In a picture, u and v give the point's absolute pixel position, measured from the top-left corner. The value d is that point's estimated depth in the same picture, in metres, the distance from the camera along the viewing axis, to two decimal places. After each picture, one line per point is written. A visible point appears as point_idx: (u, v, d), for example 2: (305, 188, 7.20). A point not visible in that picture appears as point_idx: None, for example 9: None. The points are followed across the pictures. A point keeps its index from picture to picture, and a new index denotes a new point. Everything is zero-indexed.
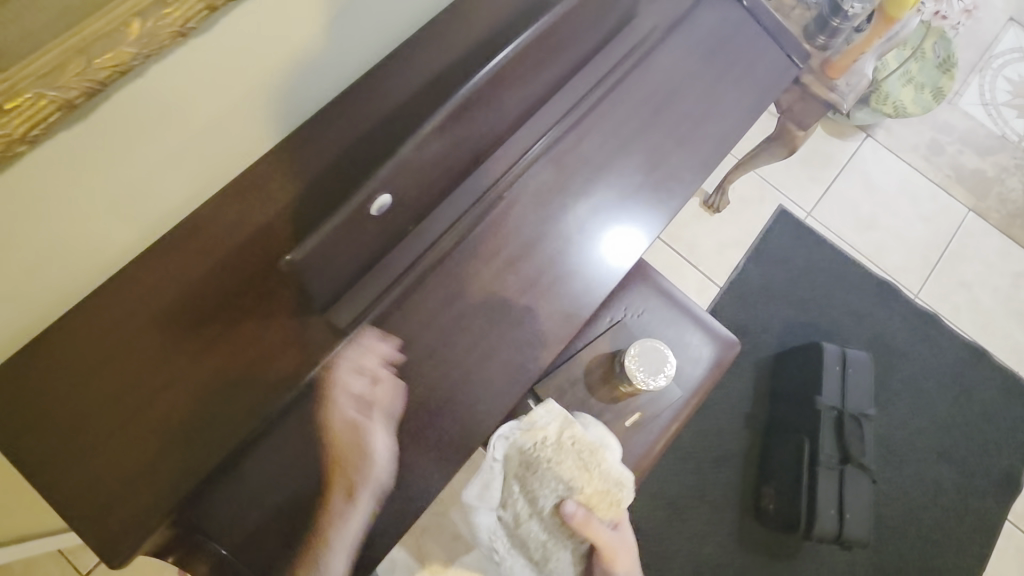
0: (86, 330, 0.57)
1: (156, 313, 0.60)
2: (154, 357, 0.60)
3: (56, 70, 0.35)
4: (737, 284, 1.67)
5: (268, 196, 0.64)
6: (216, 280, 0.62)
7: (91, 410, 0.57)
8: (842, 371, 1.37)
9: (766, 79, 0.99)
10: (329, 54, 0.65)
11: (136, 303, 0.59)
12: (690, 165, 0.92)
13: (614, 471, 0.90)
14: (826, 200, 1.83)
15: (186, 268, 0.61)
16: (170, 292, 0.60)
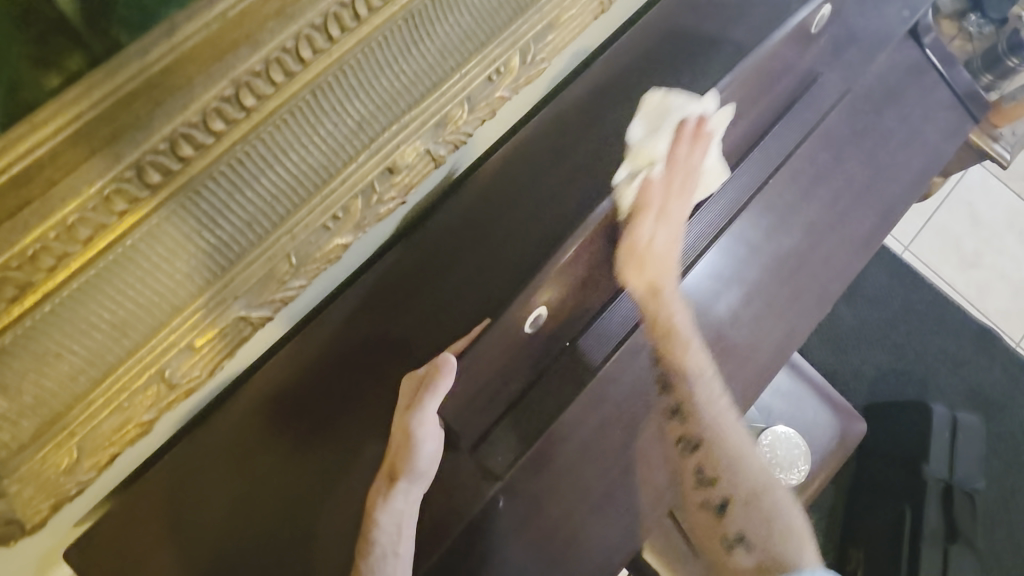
0: (205, 463, 0.52)
1: (272, 435, 0.53)
2: (264, 495, 0.52)
3: (260, 288, 0.46)
4: (827, 325, 1.54)
5: (409, 297, 0.58)
6: (337, 393, 0.55)
7: (206, 561, 0.51)
8: (951, 436, 1.28)
9: (941, 135, 0.85)
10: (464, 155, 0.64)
11: (259, 427, 0.53)
12: (853, 241, 0.79)
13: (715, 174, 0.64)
14: (926, 233, 1.67)
15: (308, 378, 0.55)
16: (290, 410, 0.54)
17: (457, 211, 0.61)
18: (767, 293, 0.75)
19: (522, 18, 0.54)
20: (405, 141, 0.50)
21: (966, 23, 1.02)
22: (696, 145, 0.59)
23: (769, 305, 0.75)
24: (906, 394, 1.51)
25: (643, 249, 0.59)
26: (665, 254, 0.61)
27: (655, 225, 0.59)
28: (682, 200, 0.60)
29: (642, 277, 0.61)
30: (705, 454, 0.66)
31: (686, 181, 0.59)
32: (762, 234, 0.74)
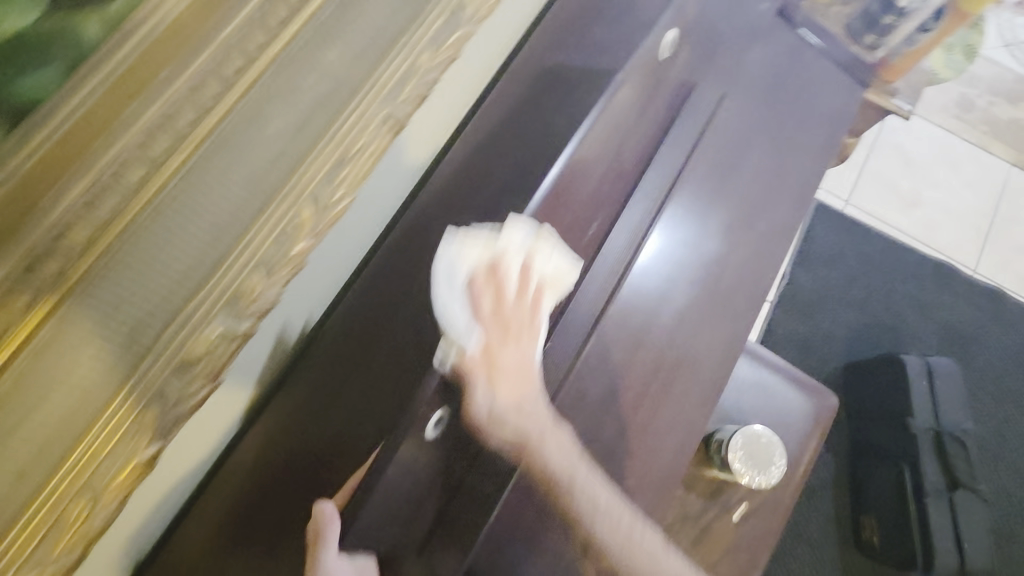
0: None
1: (229, 545, 0.54)
2: None
3: (55, 530, 0.32)
4: (789, 294, 1.54)
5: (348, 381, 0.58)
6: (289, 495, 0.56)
7: None
8: (929, 384, 1.29)
9: (837, 108, 0.86)
10: (368, 221, 0.63)
11: (217, 543, 0.54)
12: (771, 233, 0.80)
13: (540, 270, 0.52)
14: (864, 183, 1.69)
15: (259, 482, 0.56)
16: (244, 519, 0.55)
17: (354, 318, 0.62)
18: (699, 305, 0.74)
19: (363, 84, 0.45)
20: (217, 301, 0.38)
21: None
22: (503, 290, 0.51)
23: (704, 316, 0.74)
24: (880, 347, 1.52)
25: (500, 416, 0.50)
26: (523, 385, 0.52)
27: (510, 355, 0.51)
28: (513, 339, 0.51)
29: (500, 442, 0.51)
30: (609, 564, 0.59)
31: (524, 333, 0.52)
32: (678, 248, 0.73)
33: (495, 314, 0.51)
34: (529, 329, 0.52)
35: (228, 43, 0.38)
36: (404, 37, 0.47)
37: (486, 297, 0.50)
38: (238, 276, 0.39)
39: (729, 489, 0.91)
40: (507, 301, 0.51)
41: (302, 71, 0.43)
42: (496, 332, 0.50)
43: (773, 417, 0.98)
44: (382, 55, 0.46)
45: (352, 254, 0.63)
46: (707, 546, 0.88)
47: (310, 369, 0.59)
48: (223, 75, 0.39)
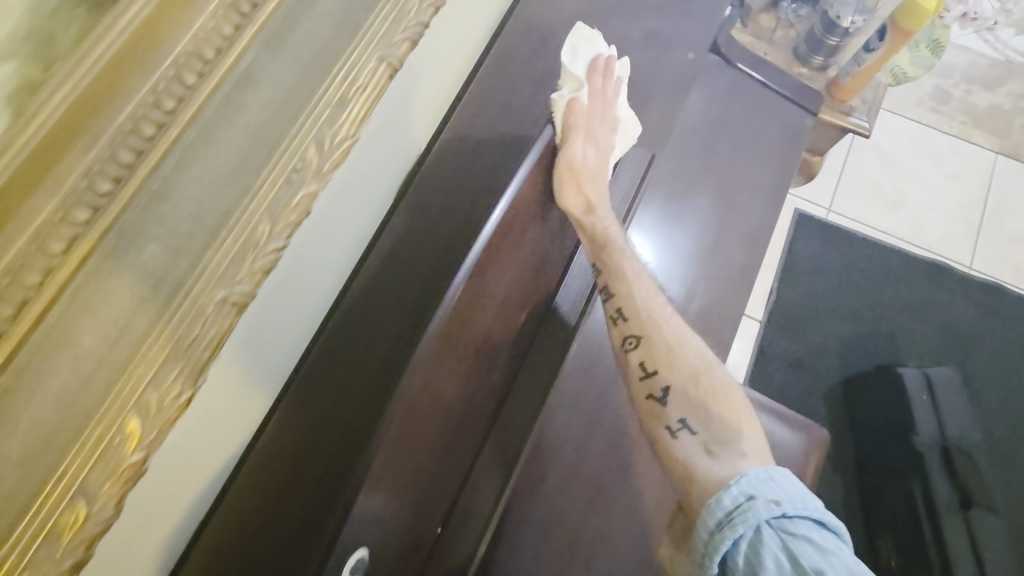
0: None
1: None
2: None
3: None
4: (778, 311, 1.51)
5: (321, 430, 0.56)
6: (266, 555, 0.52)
7: None
8: (931, 397, 1.24)
9: (785, 142, 0.84)
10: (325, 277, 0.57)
11: None
12: (727, 279, 0.77)
13: (626, 120, 0.67)
14: (844, 187, 1.66)
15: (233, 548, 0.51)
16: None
17: (283, 440, 0.55)
18: None
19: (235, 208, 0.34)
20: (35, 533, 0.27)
21: (781, 12, 1.01)
22: (607, 84, 0.63)
23: None
24: (878, 357, 1.48)
25: (579, 168, 0.63)
26: (598, 169, 0.65)
27: (589, 142, 0.63)
28: (607, 127, 0.64)
29: (578, 197, 0.64)
30: (645, 348, 0.65)
31: (608, 117, 0.64)
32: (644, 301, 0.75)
33: (607, 113, 0.64)
34: (590, 165, 0.63)
35: (57, 211, 0.29)
36: (285, 138, 0.35)
37: (599, 111, 0.63)
38: (76, 485, 0.28)
39: None
40: (597, 130, 0.63)
41: (159, 219, 0.32)
42: (607, 122, 0.64)
43: None
44: (259, 170, 0.34)
45: (275, 372, 0.54)
46: None
47: (283, 430, 0.55)
48: (49, 252, 0.29)
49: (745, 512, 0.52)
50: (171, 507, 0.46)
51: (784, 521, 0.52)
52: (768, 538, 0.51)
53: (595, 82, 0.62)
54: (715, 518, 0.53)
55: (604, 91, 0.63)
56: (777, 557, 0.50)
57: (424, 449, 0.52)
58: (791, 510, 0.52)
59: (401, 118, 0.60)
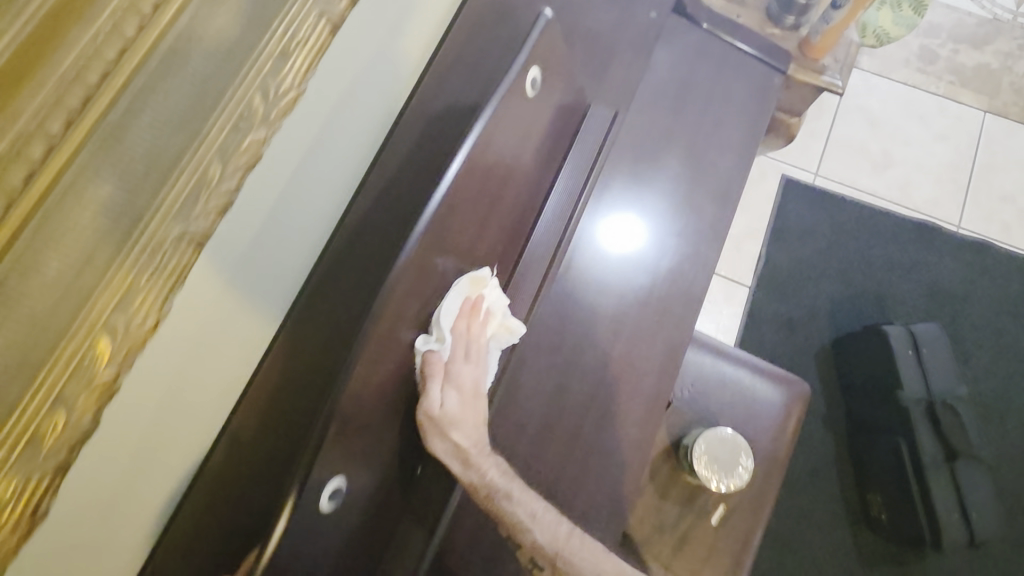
0: None
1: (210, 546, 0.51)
2: None
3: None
4: (766, 276, 1.52)
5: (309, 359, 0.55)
6: (255, 482, 0.52)
7: None
8: (916, 353, 1.25)
9: (752, 99, 0.85)
10: (314, 209, 0.56)
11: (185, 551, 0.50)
12: (700, 235, 0.80)
13: (501, 336, 0.64)
14: (832, 151, 1.65)
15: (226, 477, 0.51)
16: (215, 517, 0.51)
17: (255, 422, 0.53)
18: (628, 320, 0.74)
19: (181, 157, 0.34)
20: (16, 438, 0.29)
21: None
22: (473, 321, 0.61)
23: (634, 329, 0.75)
24: (866, 317, 1.49)
25: (441, 416, 0.58)
26: (467, 406, 0.60)
27: (454, 383, 0.59)
28: (473, 362, 0.61)
29: (447, 439, 0.59)
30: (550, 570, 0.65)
31: (475, 354, 0.61)
32: (628, 256, 0.76)
33: (473, 346, 0.61)
34: (459, 411, 0.59)
35: (12, 150, 0.28)
36: (228, 91, 0.36)
37: (463, 350, 0.60)
38: (49, 400, 0.30)
39: (704, 491, 0.90)
40: (460, 364, 0.60)
41: (110, 167, 0.32)
42: (473, 357, 0.61)
43: (743, 412, 0.98)
44: (209, 114, 0.35)
45: (267, 300, 0.54)
46: (685, 554, 0.88)
47: (272, 361, 0.54)
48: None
49: None
50: (163, 430, 0.46)
51: None
52: None
53: (458, 326, 0.59)
54: None
55: (467, 335, 0.60)
56: None
57: (383, 418, 0.54)
58: None
59: (364, 82, 0.58)
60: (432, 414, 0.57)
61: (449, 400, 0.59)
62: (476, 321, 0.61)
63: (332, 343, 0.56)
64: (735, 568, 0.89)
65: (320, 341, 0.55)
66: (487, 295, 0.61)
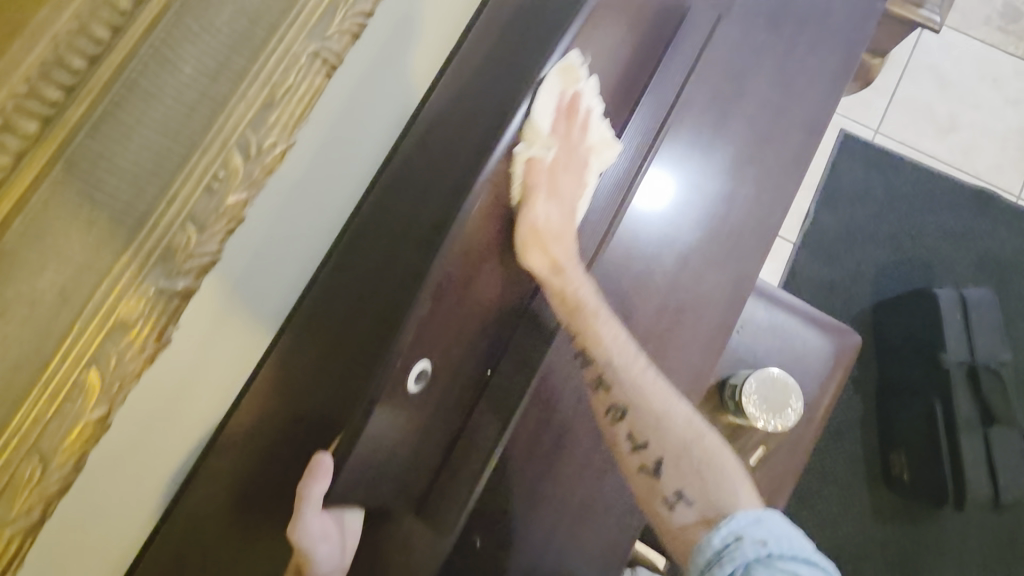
0: (221, 471, 0.52)
1: (278, 420, 0.54)
2: (276, 484, 0.55)
3: (95, 363, 0.30)
4: (812, 234, 1.47)
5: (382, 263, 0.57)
6: (322, 372, 0.55)
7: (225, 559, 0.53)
8: (964, 317, 1.23)
9: (850, 26, 0.79)
10: (387, 107, 0.58)
11: (255, 421, 0.53)
12: (782, 166, 0.75)
13: (601, 140, 0.61)
14: (895, 109, 1.57)
15: (295, 360, 0.55)
16: (284, 396, 0.54)
17: (315, 330, 0.55)
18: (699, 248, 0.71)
19: (276, 31, 0.33)
20: (155, 247, 0.31)
21: None
22: (574, 126, 0.57)
23: (704, 257, 0.71)
24: (909, 282, 1.46)
25: (540, 233, 0.56)
26: (564, 227, 0.60)
27: (551, 204, 0.57)
28: (568, 173, 0.58)
29: (543, 266, 0.58)
30: (632, 420, 0.64)
31: (573, 164, 0.59)
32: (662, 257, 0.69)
33: (573, 152, 0.58)
34: (552, 240, 0.58)
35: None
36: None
37: (562, 152, 0.57)
38: (185, 211, 0.31)
39: (746, 433, 0.89)
40: (554, 157, 0.56)
41: (196, 34, 0.32)
42: (572, 157, 0.58)
43: (792, 360, 0.96)
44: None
45: (341, 191, 0.57)
46: None
47: (345, 257, 0.57)
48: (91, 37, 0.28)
49: (734, 551, 0.56)
50: (255, 281, 0.51)
51: (772, 559, 0.55)
52: None
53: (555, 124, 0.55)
54: (711, 555, 0.58)
55: (565, 122, 0.56)
56: None
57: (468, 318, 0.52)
58: (777, 549, 0.56)
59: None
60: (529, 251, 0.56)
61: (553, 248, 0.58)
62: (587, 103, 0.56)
63: (404, 250, 0.57)
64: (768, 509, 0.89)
65: (390, 245, 0.57)
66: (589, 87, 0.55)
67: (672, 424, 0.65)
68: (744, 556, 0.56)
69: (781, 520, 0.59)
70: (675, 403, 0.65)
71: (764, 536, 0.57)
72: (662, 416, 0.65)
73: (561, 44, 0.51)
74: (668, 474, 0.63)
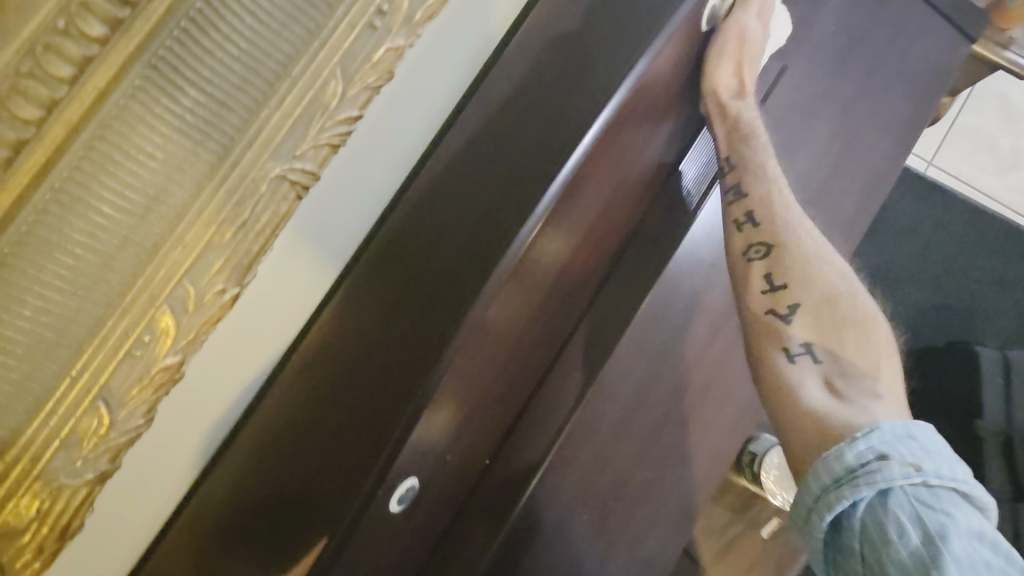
0: (202, 518, 0.53)
1: (265, 468, 0.54)
2: (258, 534, 0.54)
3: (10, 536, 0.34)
4: (849, 270, 1.38)
5: (388, 318, 0.54)
6: (314, 424, 0.54)
7: None
8: (1006, 383, 1.14)
9: (928, 78, 0.70)
10: (391, 158, 0.57)
11: (239, 469, 0.54)
12: (835, 231, 0.67)
13: (781, 27, 0.60)
14: (953, 140, 1.45)
15: (287, 407, 0.55)
16: (273, 444, 0.54)
17: (307, 381, 0.55)
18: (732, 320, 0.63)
19: (249, 126, 0.37)
20: (61, 433, 0.35)
21: None
22: None
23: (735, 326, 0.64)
24: (948, 330, 1.36)
25: (740, 49, 0.57)
26: (755, 62, 0.59)
27: (756, 29, 0.57)
28: (767, 22, 0.58)
29: (724, 80, 0.58)
30: (775, 259, 0.59)
31: (765, 18, 0.58)
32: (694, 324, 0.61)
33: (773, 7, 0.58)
34: (743, 68, 0.58)
35: (37, 41, 0.30)
36: (295, 67, 0.38)
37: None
38: (96, 388, 0.35)
39: (759, 502, 0.84)
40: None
41: (164, 102, 0.35)
42: (767, 17, 0.58)
43: None
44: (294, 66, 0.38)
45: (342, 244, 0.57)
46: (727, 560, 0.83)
47: (344, 307, 0.56)
48: (20, 115, 0.31)
49: (874, 470, 0.46)
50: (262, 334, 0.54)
51: (920, 487, 0.45)
52: (895, 504, 0.44)
53: None
54: (833, 474, 0.47)
55: None
56: (909, 526, 0.43)
57: (472, 404, 0.51)
58: (929, 477, 0.45)
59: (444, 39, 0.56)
60: (716, 62, 0.57)
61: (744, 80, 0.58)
62: None
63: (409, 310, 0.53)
64: None
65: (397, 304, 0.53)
66: None
67: (796, 281, 0.59)
68: (888, 478, 0.45)
69: (932, 430, 0.49)
70: (826, 252, 0.60)
71: (917, 459, 0.46)
72: (789, 252, 0.60)
73: (605, 109, 0.48)
74: (801, 320, 0.58)
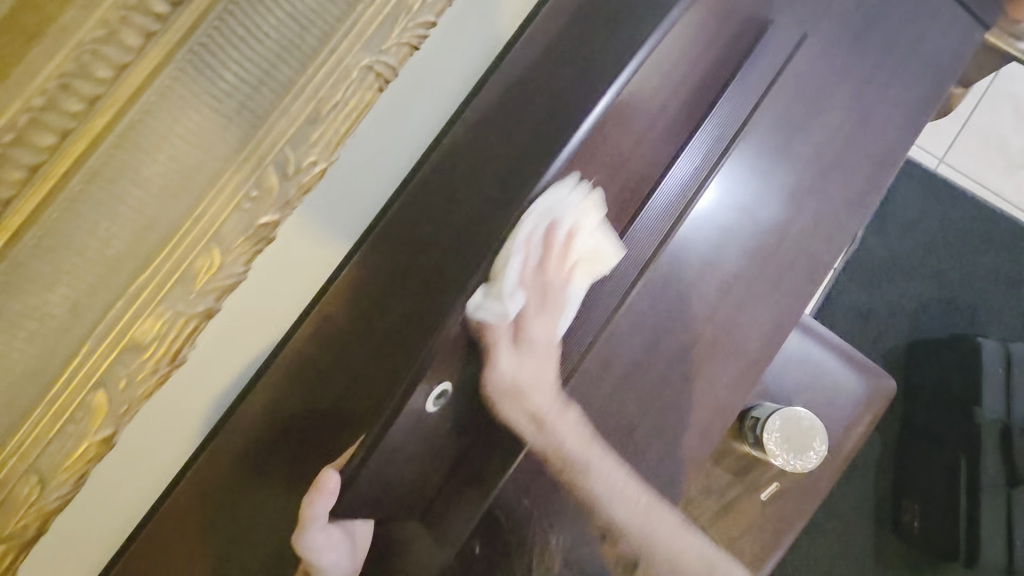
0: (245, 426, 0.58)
1: (303, 383, 0.61)
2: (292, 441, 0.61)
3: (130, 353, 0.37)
4: (856, 260, 1.40)
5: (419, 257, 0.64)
6: (351, 344, 0.62)
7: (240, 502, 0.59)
8: (1007, 374, 1.17)
9: (942, 59, 0.73)
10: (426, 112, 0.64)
11: (282, 382, 0.60)
12: (844, 202, 0.70)
13: (590, 254, 0.53)
14: (966, 138, 1.47)
15: (326, 328, 0.61)
16: (313, 362, 0.61)
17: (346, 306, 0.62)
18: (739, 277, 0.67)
19: (317, 53, 0.41)
20: (177, 269, 0.38)
21: None
22: (557, 255, 0.52)
23: (742, 284, 0.67)
24: (951, 323, 1.39)
25: (526, 353, 0.53)
26: (545, 332, 0.53)
27: (540, 322, 0.52)
28: (548, 311, 0.52)
29: (521, 410, 0.54)
30: (616, 539, 0.61)
31: (551, 302, 0.52)
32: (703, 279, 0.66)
33: (558, 255, 0.51)
34: (496, 387, 0.53)
35: None
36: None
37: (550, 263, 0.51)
38: (211, 233, 0.39)
39: (758, 467, 0.86)
40: (535, 255, 0.50)
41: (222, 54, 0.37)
42: (560, 272, 0.52)
43: (820, 397, 0.92)
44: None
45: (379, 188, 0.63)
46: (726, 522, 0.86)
47: (378, 244, 0.63)
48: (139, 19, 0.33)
49: None
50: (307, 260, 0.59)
51: None
52: None
53: (540, 232, 0.50)
54: None
55: (552, 253, 0.51)
56: None
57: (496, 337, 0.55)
58: None
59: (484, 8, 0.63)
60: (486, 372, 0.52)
61: (511, 406, 0.54)
62: (591, 227, 0.52)
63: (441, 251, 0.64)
64: (771, 549, 0.86)
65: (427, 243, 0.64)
66: (589, 200, 0.52)
67: (581, 490, 0.59)
68: None
69: None
70: (637, 496, 0.60)
71: None
72: (591, 475, 0.57)
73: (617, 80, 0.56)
74: (621, 541, 0.61)
